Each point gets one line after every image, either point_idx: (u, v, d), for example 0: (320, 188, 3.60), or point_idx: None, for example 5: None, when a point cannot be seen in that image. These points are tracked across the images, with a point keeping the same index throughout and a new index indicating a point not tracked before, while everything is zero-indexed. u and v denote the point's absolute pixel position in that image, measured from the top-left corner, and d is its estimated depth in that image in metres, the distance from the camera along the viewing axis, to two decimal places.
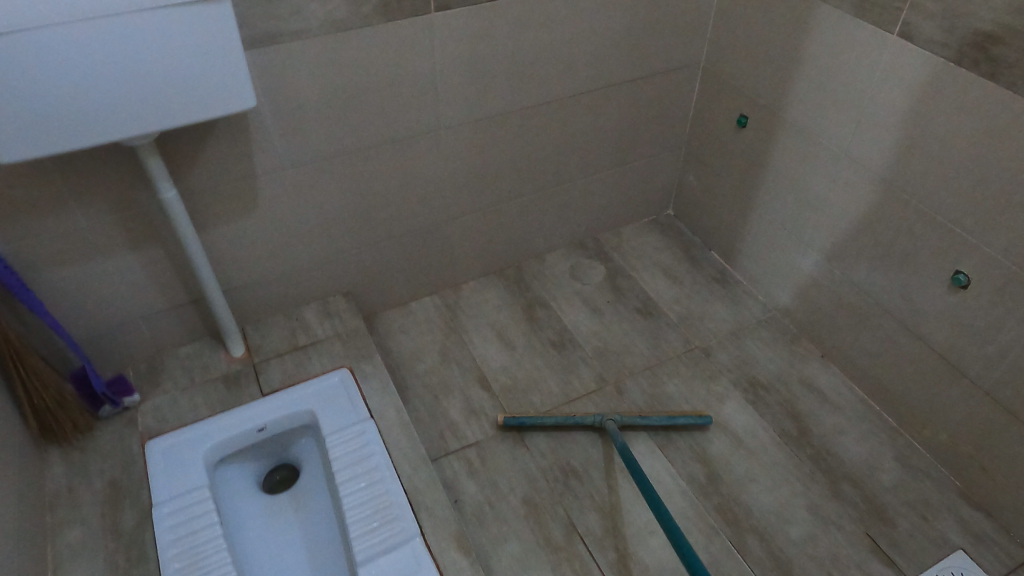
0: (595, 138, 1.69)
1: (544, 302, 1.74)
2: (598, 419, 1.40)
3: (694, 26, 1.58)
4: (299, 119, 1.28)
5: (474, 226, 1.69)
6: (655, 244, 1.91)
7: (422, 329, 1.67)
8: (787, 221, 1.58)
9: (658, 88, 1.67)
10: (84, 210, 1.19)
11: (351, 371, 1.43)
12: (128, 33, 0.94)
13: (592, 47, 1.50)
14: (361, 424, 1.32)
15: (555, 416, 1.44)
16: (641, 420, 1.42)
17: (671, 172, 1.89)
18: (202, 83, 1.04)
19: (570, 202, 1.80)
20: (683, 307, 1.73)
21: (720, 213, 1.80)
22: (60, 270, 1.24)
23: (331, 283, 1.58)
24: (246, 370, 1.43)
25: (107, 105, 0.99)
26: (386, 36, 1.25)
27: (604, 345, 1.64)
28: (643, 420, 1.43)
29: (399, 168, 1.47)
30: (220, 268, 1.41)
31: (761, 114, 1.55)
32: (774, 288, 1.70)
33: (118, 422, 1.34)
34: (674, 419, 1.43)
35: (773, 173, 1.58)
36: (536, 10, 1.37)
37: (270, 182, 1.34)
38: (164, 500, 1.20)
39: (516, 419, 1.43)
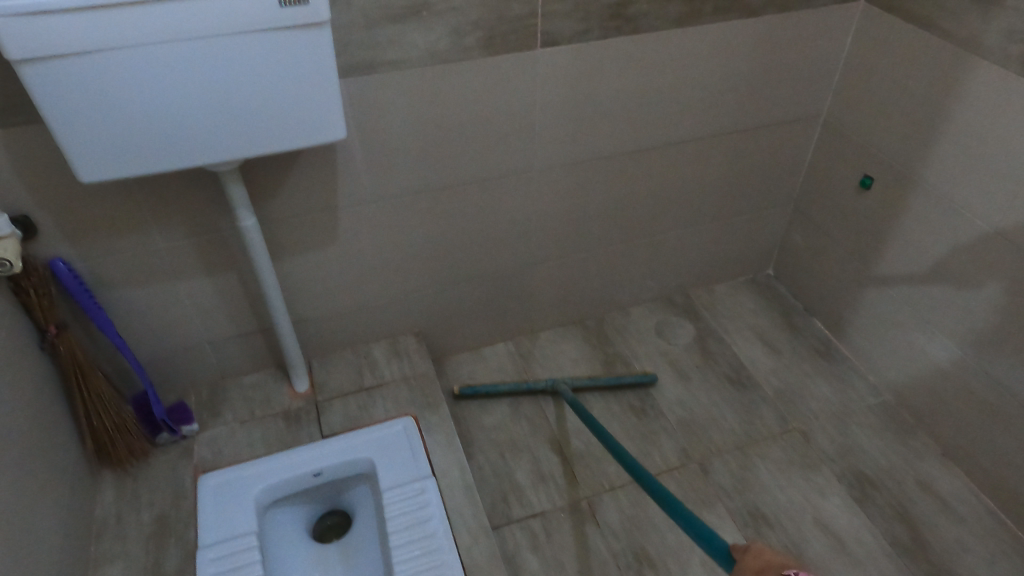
0: (696, 189, 1.56)
1: (626, 360, 1.61)
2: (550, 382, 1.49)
3: (819, 76, 1.44)
4: (389, 152, 1.21)
5: (558, 273, 1.58)
6: (751, 305, 1.75)
7: (493, 377, 1.57)
8: (912, 297, 1.40)
9: (771, 139, 1.53)
10: (163, 231, 1.15)
11: (415, 419, 1.34)
12: (224, 56, 0.89)
13: (705, 93, 1.38)
14: (422, 480, 1.22)
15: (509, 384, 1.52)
16: (591, 381, 1.52)
17: (776, 230, 1.74)
18: (294, 112, 0.98)
19: (662, 254, 1.67)
20: (781, 379, 1.56)
21: (830, 279, 1.63)
22: (134, 290, 1.20)
23: (404, 321, 1.50)
24: (308, 407, 1.36)
25: (195, 130, 0.95)
26: (487, 70, 1.17)
27: (690, 415, 1.49)
28: (592, 380, 1.52)
29: (486, 208, 1.38)
30: (293, 299, 1.35)
31: (890, 176, 1.39)
32: (888, 369, 1.52)
33: (174, 450, 1.29)
34: (622, 378, 1.53)
35: (899, 241, 1.41)
36: (648, 51, 1.27)
37: (352, 215, 1.27)
38: (210, 543, 1.13)
39: (471, 389, 1.50)
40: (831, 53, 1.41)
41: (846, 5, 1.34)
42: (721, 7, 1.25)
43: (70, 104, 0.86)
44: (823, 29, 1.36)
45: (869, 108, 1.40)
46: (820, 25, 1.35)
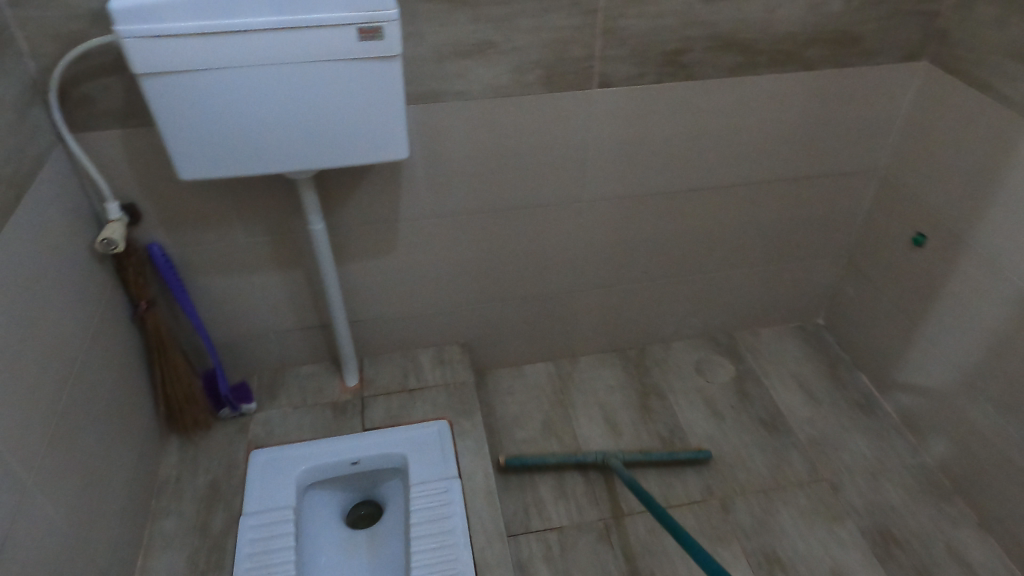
0: (745, 233, 1.60)
1: (661, 392, 1.64)
2: (601, 456, 1.42)
3: (876, 131, 1.46)
4: (449, 174, 1.32)
5: (603, 302, 1.65)
6: (797, 353, 1.75)
7: (531, 394, 1.64)
8: (957, 359, 1.38)
9: (824, 190, 1.55)
10: (244, 227, 1.30)
11: (450, 423, 1.42)
12: (306, 78, 1.02)
13: (757, 140, 1.42)
14: (447, 480, 1.31)
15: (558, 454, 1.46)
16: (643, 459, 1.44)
17: (828, 280, 1.74)
18: (364, 133, 1.10)
19: (708, 293, 1.70)
20: (817, 429, 1.56)
21: (880, 335, 1.62)
22: (214, 278, 1.35)
23: (451, 332, 1.60)
24: (354, 401, 1.48)
25: (277, 142, 1.08)
26: (544, 105, 1.27)
27: (718, 453, 1.51)
28: (644, 455, 1.45)
29: (535, 232, 1.47)
30: (351, 300, 1.48)
31: (941, 235, 1.39)
32: (931, 432, 1.49)
33: (232, 425, 1.43)
34: (675, 455, 1.45)
35: (948, 301, 1.39)
36: (702, 97, 1.33)
37: (411, 228, 1.39)
38: (252, 511, 1.25)
39: (518, 460, 1.44)
40: (890, 109, 1.43)
41: (906, 64, 1.36)
42: (776, 60, 1.31)
43: (177, 113, 1.01)
44: (881, 86, 1.39)
45: (926, 166, 1.40)
46: (877, 82, 1.38)
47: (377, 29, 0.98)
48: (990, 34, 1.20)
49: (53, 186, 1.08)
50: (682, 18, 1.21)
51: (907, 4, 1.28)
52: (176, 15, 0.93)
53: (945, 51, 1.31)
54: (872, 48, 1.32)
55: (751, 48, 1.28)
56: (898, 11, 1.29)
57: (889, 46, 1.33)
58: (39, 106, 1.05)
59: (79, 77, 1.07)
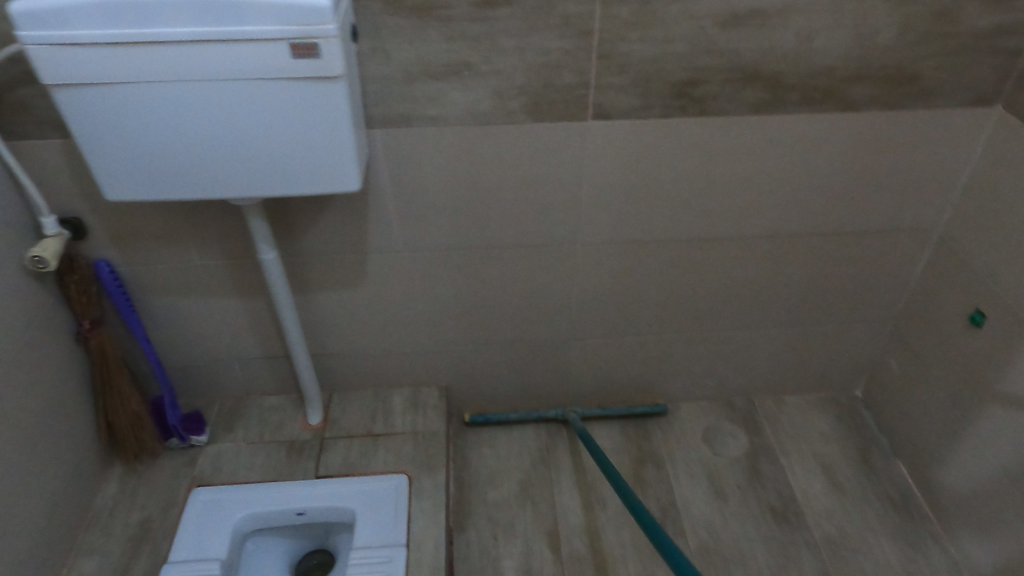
0: (770, 290, 1.39)
1: (659, 461, 1.45)
2: (560, 411, 1.50)
3: (933, 185, 1.23)
4: (422, 206, 1.18)
5: (602, 353, 1.47)
6: (825, 429, 1.52)
7: (513, 449, 1.48)
8: (1015, 468, 1.14)
9: (867, 249, 1.33)
10: (198, 250, 1.20)
11: (409, 479, 1.29)
12: (236, 99, 0.89)
13: (786, 188, 1.22)
14: (393, 547, 1.17)
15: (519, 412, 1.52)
16: (602, 412, 1.52)
17: (868, 349, 1.51)
18: (307, 161, 0.97)
19: (725, 352, 1.50)
20: (836, 527, 1.33)
21: (924, 421, 1.38)
22: (168, 300, 1.26)
23: (430, 373, 1.46)
24: (313, 442, 1.36)
25: (209, 166, 0.96)
26: (531, 136, 1.11)
27: (714, 542, 1.31)
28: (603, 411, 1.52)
29: (524, 275, 1.31)
30: (318, 333, 1.36)
31: (1003, 316, 1.15)
32: (977, 548, 1.24)
33: (180, 457, 1.33)
34: (631, 408, 1.53)
35: (1007, 396, 1.15)
36: (718, 136, 1.14)
37: (382, 261, 1.25)
38: (178, 559, 1.15)
39: (482, 416, 1.50)
40: (952, 161, 1.20)
41: (975, 110, 1.14)
42: (810, 98, 1.11)
43: (94, 127, 0.91)
44: (943, 133, 1.16)
45: (991, 232, 1.17)
46: (937, 129, 1.16)
47: (313, 46, 0.85)
48: None
49: None
50: (695, 44, 1.03)
51: (980, 39, 1.06)
52: (80, 21, 0.81)
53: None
54: (931, 89, 1.11)
55: (780, 82, 1.08)
56: (966, 47, 1.06)
57: (953, 87, 1.11)
58: None
59: (12, 83, 0.98)
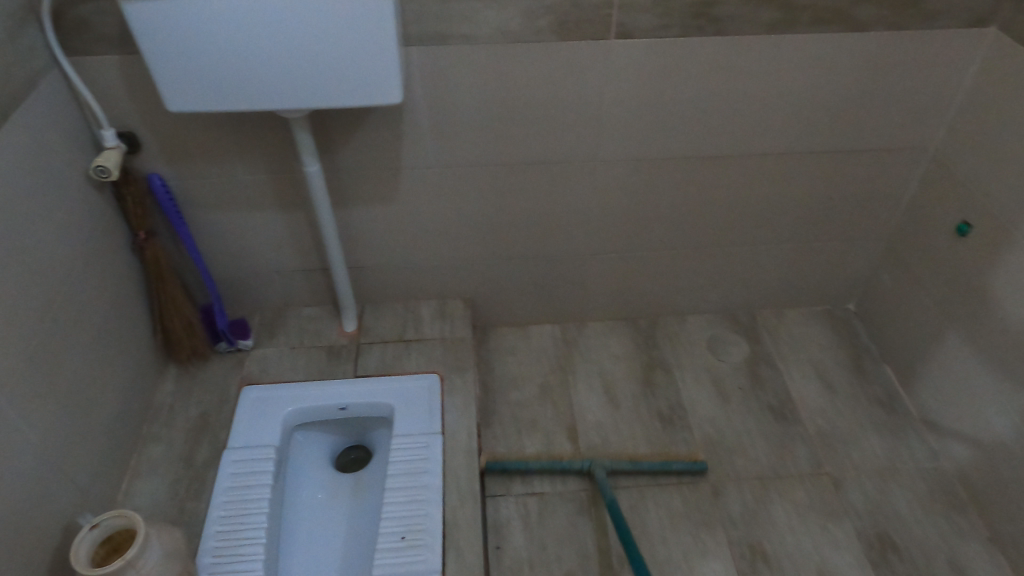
0: (774, 207, 1.49)
1: (667, 367, 1.58)
2: (586, 463, 1.33)
3: (929, 104, 1.32)
4: (454, 123, 1.27)
5: (615, 268, 1.58)
6: (820, 338, 1.65)
7: (533, 356, 1.60)
8: (990, 363, 1.27)
9: (866, 166, 1.42)
10: (244, 164, 1.28)
11: (441, 379, 1.41)
12: (290, 14, 0.97)
13: (794, 107, 1.31)
14: (430, 436, 1.30)
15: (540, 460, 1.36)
16: (634, 467, 1.34)
17: (863, 264, 1.62)
18: (355, 76, 1.04)
19: (729, 267, 1.61)
20: (828, 422, 1.47)
21: (911, 328, 1.50)
22: (215, 214, 1.35)
23: (456, 286, 1.56)
24: (350, 346, 1.47)
25: (262, 79, 1.04)
26: (557, 55, 1.19)
27: (718, 435, 1.44)
28: (633, 465, 1.34)
29: (545, 191, 1.41)
30: (352, 246, 1.45)
31: (987, 226, 1.26)
32: (953, 436, 1.38)
33: (228, 360, 1.44)
34: (669, 464, 1.35)
35: (987, 299, 1.27)
36: (732, 56, 1.22)
37: (414, 176, 1.34)
38: (236, 446, 1.28)
39: (499, 465, 1.34)
40: (949, 81, 1.29)
41: (971, 31, 1.21)
42: (819, 18, 1.18)
43: (159, 40, 0.99)
44: (941, 54, 1.24)
45: (982, 149, 1.26)
46: (936, 50, 1.24)
47: None
48: None
49: (48, 110, 1.06)
50: None
51: None
52: None
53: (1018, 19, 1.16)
54: (932, 10, 1.18)
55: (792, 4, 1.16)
56: None
57: (952, 8, 1.18)
58: (32, 25, 1.03)
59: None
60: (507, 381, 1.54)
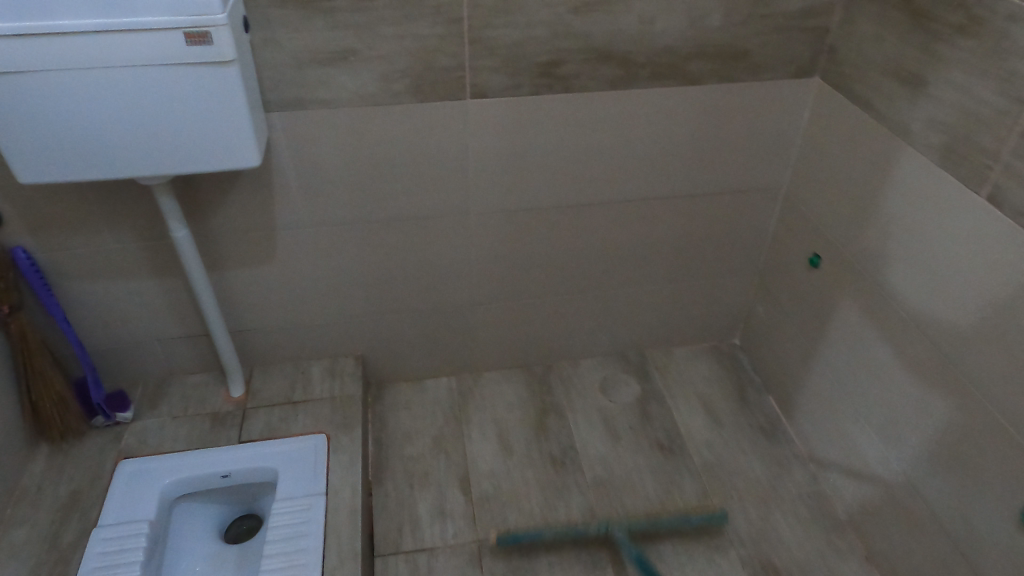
0: (647, 249, 1.56)
1: (560, 410, 1.60)
2: (603, 527, 1.30)
3: (772, 148, 1.43)
4: (324, 184, 1.30)
5: (504, 316, 1.61)
6: (707, 374, 1.71)
7: (427, 408, 1.60)
8: (848, 384, 1.35)
9: (726, 207, 1.52)
10: (113, 232, 1.27)
11: (328, 438, 1.40)
12: (136, 85, 0.99)
13: (649, 155, 1.40)
14: (312, 497, 1.28)
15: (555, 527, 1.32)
16: (651, 523, 1.31)
17: (739, 300, 1.71)
18: (206, 138, 1.07)
19: (614, 310, 1.66)
20: (714, 453, 1.51)
21: (785, 357, 1.57)
22: (86, 284, 1.33)
23: (346, 343, 1.57)
24: (235, 411, 1.45)
25: (116, 148, 1.05)
26: (416, 116, 1.25)
27: (608, 475, 1.46)
28: (650, 523, 1.31)
29: (423, 245, 1.45)
30: (234, 310, 1.45)
31: (832, 258, 1.36)
32: (826, 458, 1.44)
33: (105, 433, 1.40)
34: (687, 518, 1.33)
35: (839, 323, 1.36)
36: (584, 111, 1.30)
37: (290, 237, 1.36)
38: (108, 523, 1.23)
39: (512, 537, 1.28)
40: (786, 126, 1.40)
41: (797, 81, 1.34)
42: (658, 73, 1.28)
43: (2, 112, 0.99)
44: (774, 102, 1.36)
45: (820, 186, 1.37)
46: (769, 98, 1.35)
47: (204, 34, 0.96)
48: (869, 52, 1.18)
49: None
50: (553, 29, 1.19)
51: (794, 19, 1.26)
52: None
53: (833, 68, 1.28)
54: (758, 63, 1.30)
55: (630, 61, 1.25)
56: (782, 25, 1.26)
57: (777, 61, 1.30)
58: None
59: None
60: (400, 435, 1.54)
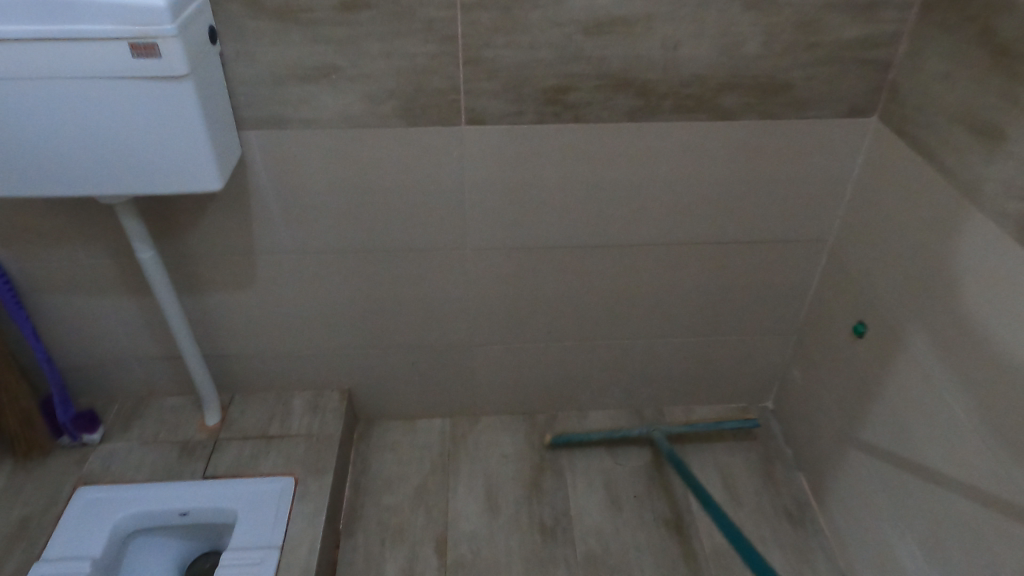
0: (669, 299, 1.39)
1: (559, 469, 1.45)
2: (643, 430, 1.43)
3: (818, 196, 1.24)
4: (306, 209, 1.20)
5: (505, 360, 1.47)
6: (730, 440, 1.52)
7: (414, 453, 1.47)
8: (890, 480, 1.14)
9: (761, 258, 1.33)
10: (83, 247, 1.20)
11: (296, 482, 1.29)
12: (81, 98, 0.90)
13: (672, 197, 1.23)
14: (266, 550, 1.17)
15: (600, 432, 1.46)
16: (686, 430, 1.43)
17: (773, 360, 1.51)
18: (163, 162, 0.97)
19: (629, 361, 1.50)
20: (727, 537, 1.33)
21: (820, 433, 1.37)
22: (58, 298, 1.26)
23: (333, 376, 1.46)
24: (206, 442, 1.36)
25: (64, 165, 0.96)
26: (407, 141, 1.12)
27: (602, 551, 1.30)
28: (689, 428, 1.44)
29: (416, 280, 1.32)
30: (213, 334, 1.36)
31: (881, 329, 1.15)
32: (859, 560, 1.24)
33: (71, 455, 1.33)
34: (721, 424, 1.44)
35: (883, 407, 1.16)
36: (597, 144, 1.15)
37: (271, 263, 1.26)
38: (51, 557, 1.15)
39: (563, 438, 1.46)
40: (835, 173, 1.21)
41: (850, 121, 1.15)
42: (684, 106, 1.11)
43: None
44: (822, 144, 1.17)
45: (871, 245, 1.17)
46: (816, 140, 1.17)
47: (152, 46, 0.86)
48: (939, 94, 0.98)
49: None
50: (562, 52, 1.04)
51: (849, 50, 1.07)
52: None
53: (895, 109, 1.09)
54: (804, 99, 1.12)
55: (652, 91, 1.09)
56: (835, 57, 1.08)
57: (827, 98, 1.12)
58: None
59: None
60: (381, 481, 1.42)
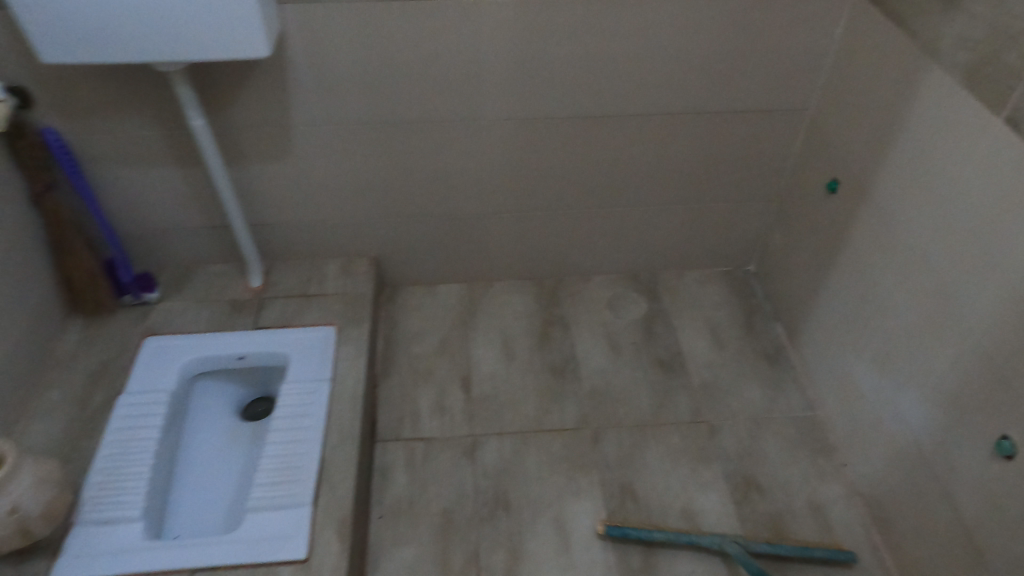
0: (664, 168, 1.54)
1: (565, 323, 1.64)
2: (717, 541, 1.21)
3: (800, 66, 1.37)
4: (338, 82, 1.32)
5: (516, 228, 1.63)
6: (716, 298, 1.72)
7: (436, 312, 1.66)
8: (852, 314, 1.34)
9: (748, 128, 1.47)
10: (136, 119, 1.32)
11: (337, 330, 1.47)
12: None
13: (669, 69, 1.36)
14: (318, 382, 1.36)
15: (665, 531, 1.24)
16: (772, 550, 1.20)
17: (757, 226, 1.68)
18: (217, 28, 1.09)
19: (627, 228, 1.66)
20: (712, 373, 1.54)
21: (795, 285, 1.56)
22: (114, 169, 1.39)
23: (361, 245, 1.62)
24: (253, 300, 1.53)
25: (129, 33, 1.08)
26: (429, 14, 1.23)
27: (605, 386, 1.51)
28: (772, 547, 1.21)
29: (436, 152, 1.46)
30: (253, 204, 1.50)
31: (850, 183, 1.32)
32: (824, 387, 1.45)
33: (133, 311, 1.50)
34: (809, 550, 1.21)
35: (850, 252, 1.33)
36: (602, 17, 1.27)
37: (306, 135, 1.39)
38: (132, 390, 1.33)
39: (619, 530, 1.23)
40: (816, 44, 1.34)
41: None
42: None
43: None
44: (805, 16, 1.29)
45: (845, 109, 1.32)
46: (799, 12, 1.29)
47: None
48: None
49: None
50: None
51: None
52: None
53: None
54: None
55: None
56: None
57: None
58: None
59: None
60: (409, 335, 1.60)
